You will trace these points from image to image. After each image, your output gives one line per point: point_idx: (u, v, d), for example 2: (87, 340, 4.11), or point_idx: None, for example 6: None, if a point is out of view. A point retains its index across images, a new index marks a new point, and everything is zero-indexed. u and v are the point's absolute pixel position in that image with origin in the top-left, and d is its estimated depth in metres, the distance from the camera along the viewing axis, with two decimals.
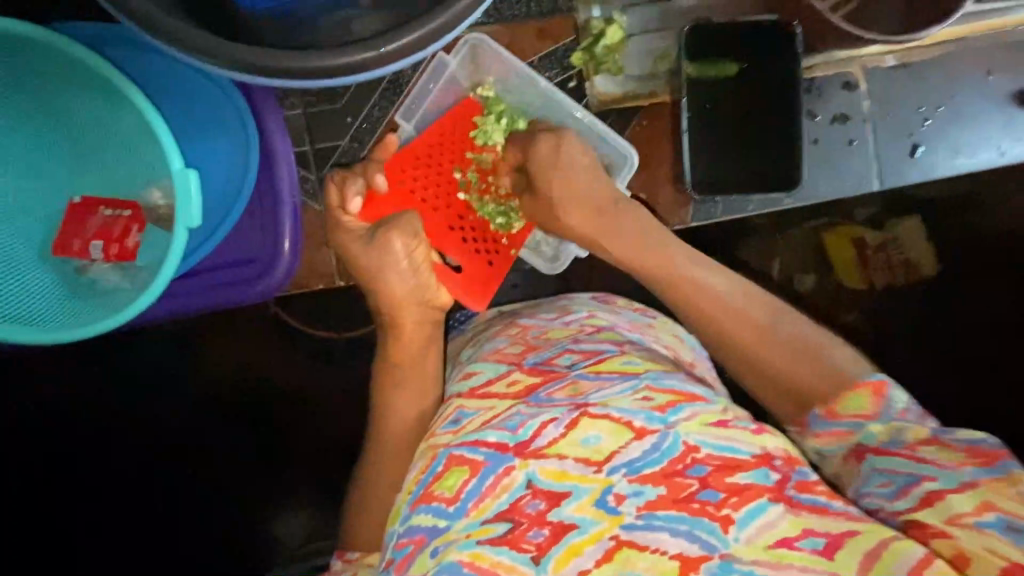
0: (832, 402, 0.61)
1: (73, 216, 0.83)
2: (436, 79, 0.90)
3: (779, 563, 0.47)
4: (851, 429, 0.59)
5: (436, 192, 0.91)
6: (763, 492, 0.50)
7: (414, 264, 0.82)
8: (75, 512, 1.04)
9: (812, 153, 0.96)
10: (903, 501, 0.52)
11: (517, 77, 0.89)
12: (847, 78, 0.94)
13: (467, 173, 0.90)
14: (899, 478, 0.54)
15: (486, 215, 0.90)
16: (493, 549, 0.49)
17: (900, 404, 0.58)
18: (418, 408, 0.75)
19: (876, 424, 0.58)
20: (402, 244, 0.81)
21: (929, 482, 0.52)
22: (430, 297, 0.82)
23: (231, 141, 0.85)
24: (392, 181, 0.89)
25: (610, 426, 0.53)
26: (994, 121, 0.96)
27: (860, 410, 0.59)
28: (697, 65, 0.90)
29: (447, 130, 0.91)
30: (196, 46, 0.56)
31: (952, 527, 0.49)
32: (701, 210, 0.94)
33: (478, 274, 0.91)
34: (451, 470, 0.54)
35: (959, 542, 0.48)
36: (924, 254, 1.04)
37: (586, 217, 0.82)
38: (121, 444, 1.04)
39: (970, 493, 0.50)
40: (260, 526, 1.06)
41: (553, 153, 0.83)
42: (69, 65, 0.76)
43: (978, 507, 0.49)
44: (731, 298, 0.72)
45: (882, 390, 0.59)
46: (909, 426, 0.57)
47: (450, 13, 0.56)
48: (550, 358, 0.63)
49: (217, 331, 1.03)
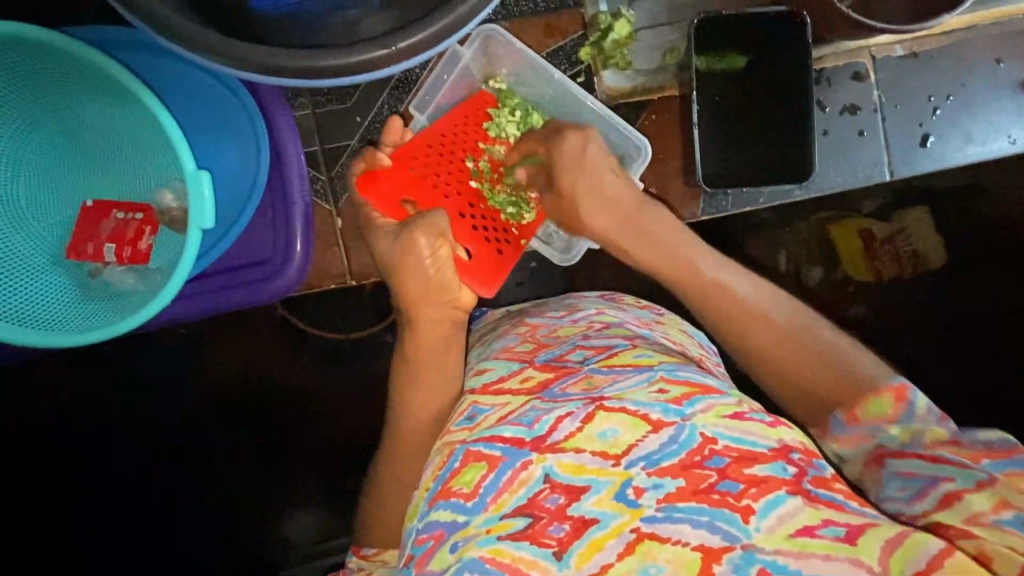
0: (853, 407, 0.61)
1: (86, 220, 0.84)
2: (450, 69, 0.89)
3: (801, 551, 0.46)
4: (872, 432, 0.59)
5: (448, 180, 0.89)
6: (782, 485, 0.50)
7: (437, 264, 0.79)
8: (75, 512, 1.05)
9: (822, 144, 0.95)
10: (920, 505, 0.52)
11: (531, 70, 0.90)
12: (857, 69, 0.94)
13: (479, 163, 0.89)
14: (918, 481, 0.54)
15: (498, 204, 0.89)
16: (513, 545, 0.49)
17: (923, 405, 0.58)
18: (426, 404, 0.73)
19: (898, 428, 0.58)
20: (427, 240, 0.79)
21: (949, 483, 0.51)
22: (452, 297, 0.79)
23: (240, 144, 0.85)
24: (397, 164, 0.86)
25: (628, 419, 0.53)
26: (1005, 108, 0.95)
27: (882, 414, 0.59)
28: (705, 59, 0.89)
29: (459, 124, 0.89)
30: (208, 44, 0.56)
31: (971, 526, 0.48)
32: (711, 203, 0.95)
33: (489, 261, 0.88)
34: (468, 465, 0.54)
35: (982, 542, 0.47)
36: (931, 245, 1.03)
37: (609, 220, 0.80)
38: (121, 444, 1.05)
39: (988, 491, 0.49)
40: (259, 526, 1.07)
41: (577, 154, 0.81)
42: (80, 66, 0.76)
43: (997, 505, 0.48)
44: (756, 300, 0.72)
45: (904, 394, 0.59)
46: (927, 428, 0.57)
47: (462, 10, 0.56)
48: (562, 354, 0.64)
49: (225, 333, 1.03)
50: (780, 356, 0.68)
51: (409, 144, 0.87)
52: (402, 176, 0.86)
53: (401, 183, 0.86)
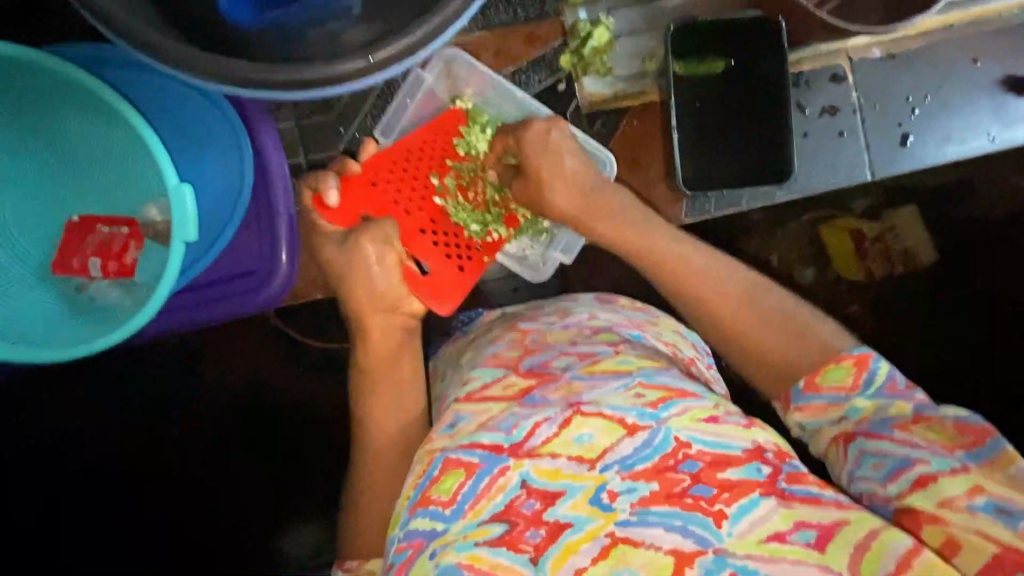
0: (814, 376, 0.62)
1: (72, 235, 0.84)
2: (413, 92, 0.90)
3: (772, 557, 0.47)
4: (836, 402, 0.61)
5: (410, 197, 0.88)
6: (755, 487, 0.50)
7: (385, 271, 0.81)
8: (80, 509, 1.05)
9: (802, 147, 0.95)
10: (894, 485, 0.54)
11: (495, 90, 0.91)
12: (835, 71, 0.95)
13: (444, 179, 0.88)
14: (889, 460, 0.55)
15: (460, 221, 0.88)
16: (490, 552, 0.49)
17: (883, 373, 0.60)
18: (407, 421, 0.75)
19: (860, 399, 0.60)
20: (374, 249, 0.80)
21: (922, 465, 0.53)
22: (399, 305, 0.81)
23: (226, 155, 0.85)
24: (351, 186, 0.86)
25: (603, 424, 0.53)
26: (981, 108, 0.96)
27: (842, 381, 0.61)
28: (684, 65, 0.91)
29: (426, 143, 0.89)
30: (175, 56, 0.56)
31: (944, 511, 0.51)
32: (694, 206, 0.94)
33: (449, 278, 0.88)
34: (447, 473, 0.53)
35: (951, 527, 0.50)
36: (920, 241, 1.05)
37: (576, 202, 0.81)
38: (112, 454, 1.05)
39: (962, 476, 0.51)
40: (263, 528, 1.08)
41: (543, 139, 0.82)
42: (63, 87, 0.77)
43: (971, 490, 0.51)
44: (718, 271, 0.74)
45: (866, 362, 0.61)
46: (893, 402, 0.58)
47: (437, 21, 0.56)
48: (545, 361, 0.63)
49: (220, 347, 1.04)
50: (750, 338, 0.69)
51: (377, 158, 0.87)
52: (362, 192, 0.86)
53: (362, 199, 0.86)
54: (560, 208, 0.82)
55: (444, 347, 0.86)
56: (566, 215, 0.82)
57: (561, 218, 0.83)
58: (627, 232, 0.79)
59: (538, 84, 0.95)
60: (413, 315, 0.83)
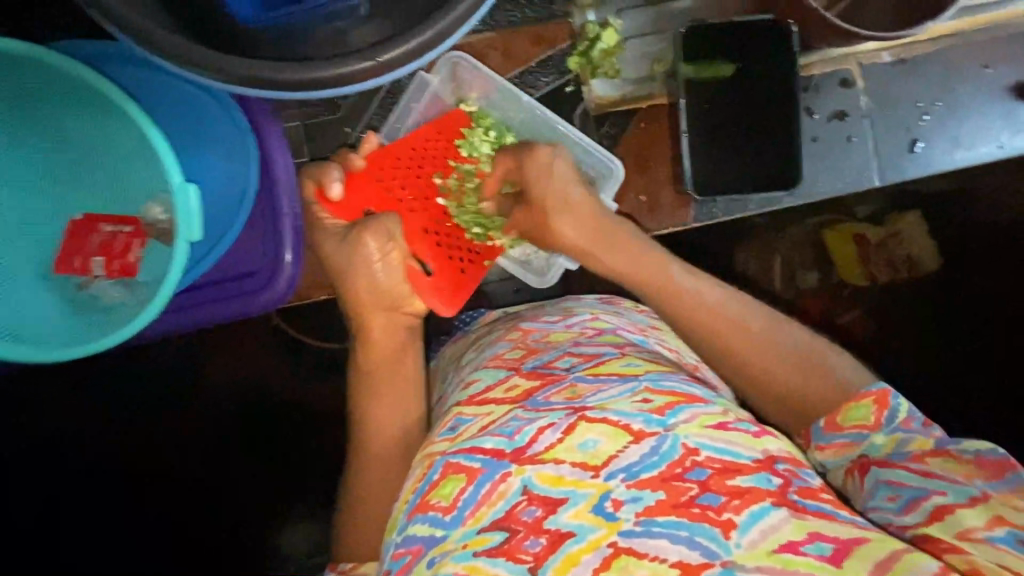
0: (834, 414, 0.62)
1: (75, 235, 0.83)
2: (419, 95, 0.90)
3: (784, 569, 0.45)
4: (854, 441, 0.60)
5: (413, 195, 0.89)
6: (766, 496, 0.49)
7: (387, 269, 0.81)
8: (80, 508, 1.05)
9: (811, 151, 0.95)
10: (911, 517, 0.53)
11: (499, 92, 0.90)
12: (844, 76, 0.94)
13: (447, 179, 0.88)
14: (905, 492, 0.54)
15: (462, 222, 0.89)
16: (489, 562, 0.48)
17: (903, 411, 0.59)
18: (408, 427, 0.75)
19: (879, 435, 0.59)
20: (375, 244, 0.80)
21: (939, 497, 0.52)
22: (401, 304, 0.81)
23: (229, 154, 0.85)
24: (355, 181, 0.86)
25: (608, 430, 0.52)
26: (994, 113, 0.95)
27: (864, 420, 0.60)
28: (694, 68, 0.89)
29: (427, 143, 0.88)
30: (189, 58, 0.56)
31: (963, 542, 0.49)
32: (702, 210, 0.94)
33: (450, 279, 0.88)
34: (448, 478, 0.53)
35: (972, 556, 0.48)
36: (925, 248, 1.04)
37: (579, 232, 0.81)
38: (114, 452, 1.05)
39: (980, 507, 0.50)
40: (262, 529, 1.08)
41: (546, 164, 0.82)
42: (69, 84, 0.77)
43: (990, 522, 0.49)
44: (730, 306, 0.73)
45: (885, 399, 0.60)
46: (912, 436, 0.58)
47: (446, 21, 0.56)
48: (549, 361, 0.62)
49: (220, 348, 1.03)
50: (762, 365, 0.69)
51: (378, 155, 0.86)
52: (368, 188, 0.87)
53: (366, 194, 0.88)
54: (565, 238, 0.81)
55: (447, 346, 0.85)
56: (564, 241, 0.82)
57: (566, 250, 0.83)
58: (632, 276, 0.78)
59: (546, 86, 0.95)
60: (416, 315, 0.82)
